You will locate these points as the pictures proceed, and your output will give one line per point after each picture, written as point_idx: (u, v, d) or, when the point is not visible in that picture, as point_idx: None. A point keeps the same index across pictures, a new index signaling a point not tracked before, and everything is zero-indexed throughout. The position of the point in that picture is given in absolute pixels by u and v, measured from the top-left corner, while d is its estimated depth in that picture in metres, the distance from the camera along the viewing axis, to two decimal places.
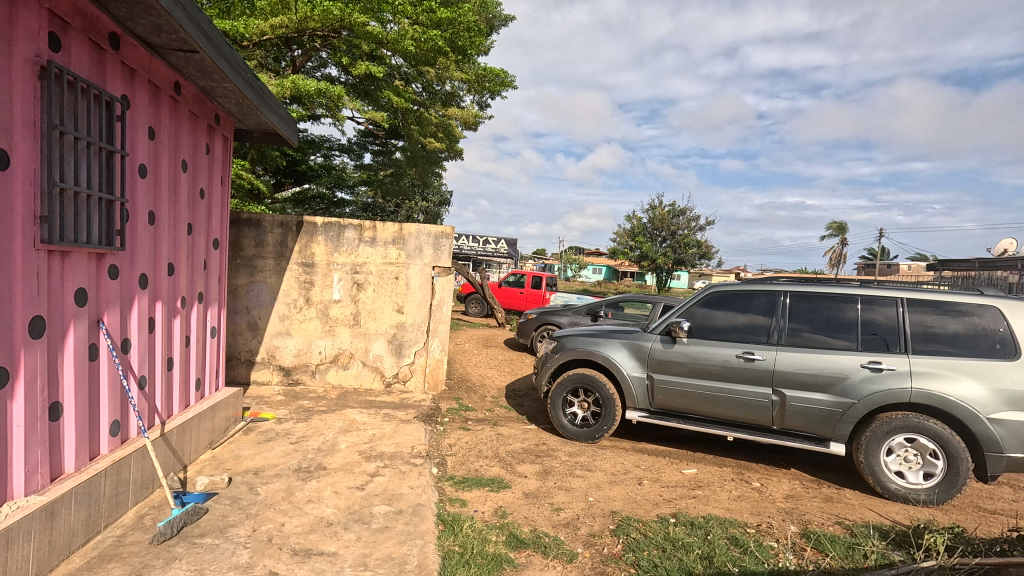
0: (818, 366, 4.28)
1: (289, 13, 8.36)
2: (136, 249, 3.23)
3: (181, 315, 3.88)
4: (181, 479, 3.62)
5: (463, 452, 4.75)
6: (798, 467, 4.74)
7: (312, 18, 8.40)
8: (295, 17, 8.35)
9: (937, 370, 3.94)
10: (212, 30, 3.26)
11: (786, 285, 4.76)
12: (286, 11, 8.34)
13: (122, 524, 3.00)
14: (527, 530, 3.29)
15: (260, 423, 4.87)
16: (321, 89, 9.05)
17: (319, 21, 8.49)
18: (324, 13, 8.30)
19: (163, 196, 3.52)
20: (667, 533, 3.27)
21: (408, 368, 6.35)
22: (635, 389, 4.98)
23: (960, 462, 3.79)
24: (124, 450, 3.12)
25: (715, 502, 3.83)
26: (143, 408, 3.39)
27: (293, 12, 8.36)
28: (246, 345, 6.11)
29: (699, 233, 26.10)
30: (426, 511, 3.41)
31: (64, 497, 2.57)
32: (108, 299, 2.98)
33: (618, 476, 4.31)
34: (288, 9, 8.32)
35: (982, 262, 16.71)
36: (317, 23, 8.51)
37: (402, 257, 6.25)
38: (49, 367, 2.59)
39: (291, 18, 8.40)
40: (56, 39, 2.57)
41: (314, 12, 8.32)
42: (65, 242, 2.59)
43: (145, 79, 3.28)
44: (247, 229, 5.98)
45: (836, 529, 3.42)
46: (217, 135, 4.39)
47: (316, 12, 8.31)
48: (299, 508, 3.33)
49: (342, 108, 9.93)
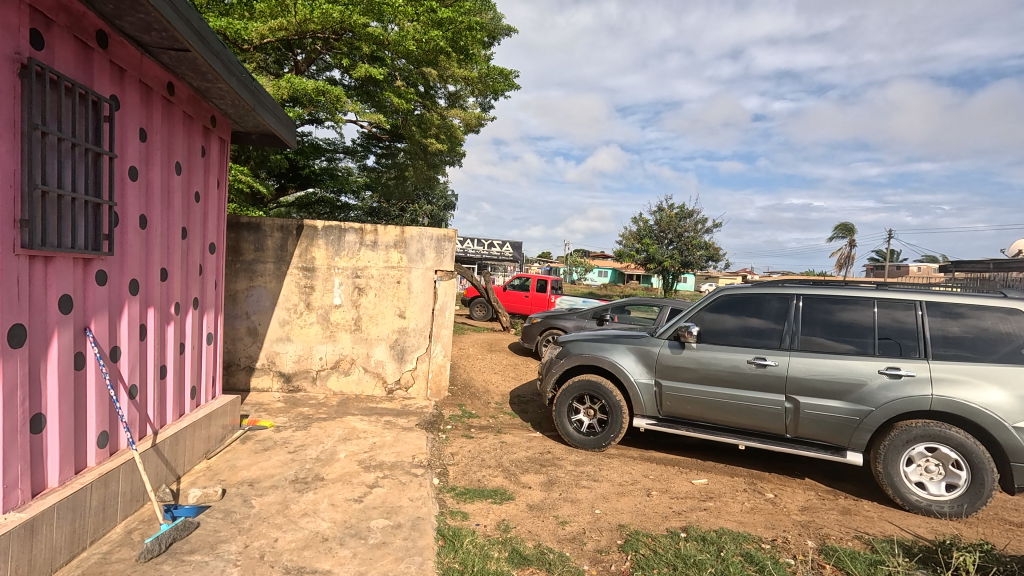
0: (833, 372, 4.11)
1: (289, 16, 8.31)
2: (126, 254, 3.13)
3: (175, 322, 3.78)
4: (173, 491, 3.50)
5: (465, 461, 4.61)
6: (812, 477, 4.57)
7: (311, 20, 8.36)
8: (294, 20, 8.32)
9: (959, 376, 3.75)
10: (205, 28, 3.16)
11: (798, 287, 4.58)
12: (286, 13, 8.30)
13: (110, 540, 2.90)
14: (530, 546, 3.14)
15: (258, 432, 4.75)
16: (320, 90, 8.97)
17: (319, 24, 8.46)
18: (323, 15, 8.28)
19: (155, 200, 3.42)
20: (678, 549, 3.11)
21: (410, 374, 6.23)
22: (642, 395, 4.82)
23: (984, 473, 3.61)
24: (112, 462, 3.01)
25: (728, 515, 3.67)
26: (133, 418, 3.29)
27: (292, 14, 8.31)
28: (245, 351, 6.01)
29: (706, 235, 25.88)
30: (426, 525, 3.27)
31: (45, 513, 2.46)
32: (95, 305, 2.88)
33: (626, 486, 4.16)
34: (287, 11, 8.28)
35: (996, 263, 16.40)
36: (316, 25, 8.48)
37: (404, 261, 6.14)
38: (31, 376, 2.49)
39: (291, 21, 8.36)
40: (39, 36, 2.48)
41: (313, 14, 8.27)
42: (47, 247, 2.49)
43: (135, 79, 3.19)
44: (246, 233, 5.89)
45: (856, 545, 3.25)
46: (213, 137, 4.30)
47: (315, 15, 8.29)
48: (294, 522, 3.21)
49: (343, 111, 9.86)
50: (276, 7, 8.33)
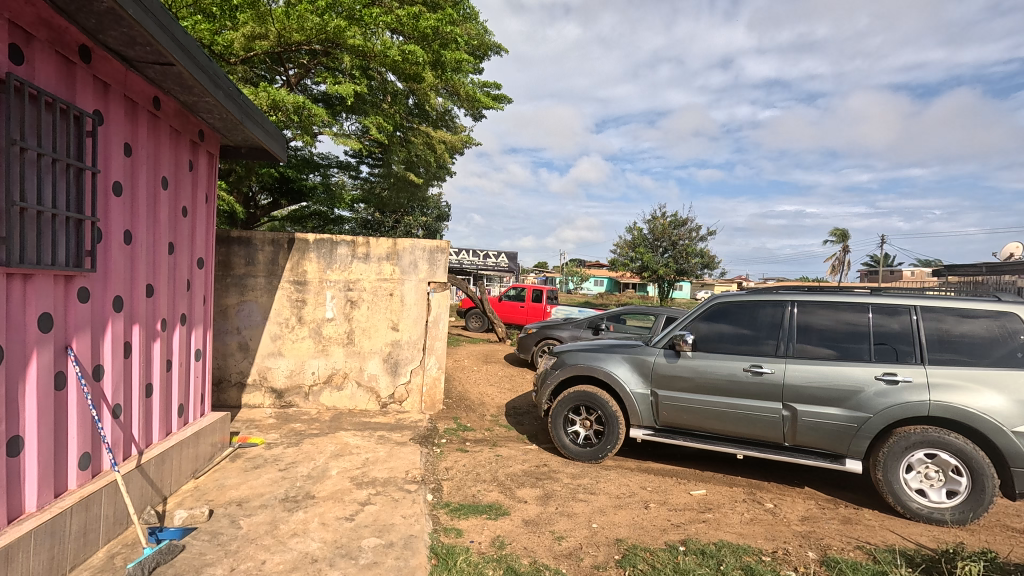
0: (830, 379, 4.06)
1: (268, 25, 8.36)
2: (110, 271, 3.07)
3: (161, 339, 3.71)
4: (158, 513, 3.42)
5: (460, 476, 4.54)
6: (812, 486, 4.51)
7: (290, 29, 8.47)
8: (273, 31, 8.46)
9: (958, 382, 3.72)
10: (189, 41, 3.13)
11: (792, 294, 4.55)
12: (264, 23, 8.38)
13: (91, 566, 2.80)
14: (526, 563, 3.07)
15: (249, 449, 4.67)
16: (299, 107, 9.05)
17: (298, 33, 8.55)
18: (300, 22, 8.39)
19: (140, 215, 3.36)
20: (676, 564, 3.04)
21: (404, 388, 6.16)
22: (640, 406, 4.76)
23: (985, 478, 3.58)
24: (94, 484, 2.93)
25: (727, 527, 3.61)
26: (118, 438, 3.21)
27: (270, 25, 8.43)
28: (236, 367, 5.92)
29: (702, 243, 26.05)
30: (419, 543, 3.20)
31: (21, 540, 2.38)
32: (77, 322, 2.81)
33: (623, 499, 4.09)
34: (265, 20, 8.30)
35: (989, 267, 16.30)
36: (298, 37, 8.63)
37: (397, 273, 6.09)
38: (7, 399, 2.42)
39: (271, 30, 8.50)
40: (18, 51, 2.45)
41: (288, 22, 8.37)
42: (26, 264, 2.43)
43: (120, 93, 3.16)
44: (237, 247, 5.83)
45: (857, 555, 3.20)
46: (201, 151, 4.27)
47: (292, 24, 8.42)
48: (282, 543, 3.13)
49: (318, 127, 9.88)
50: (254, 20, 8.30)
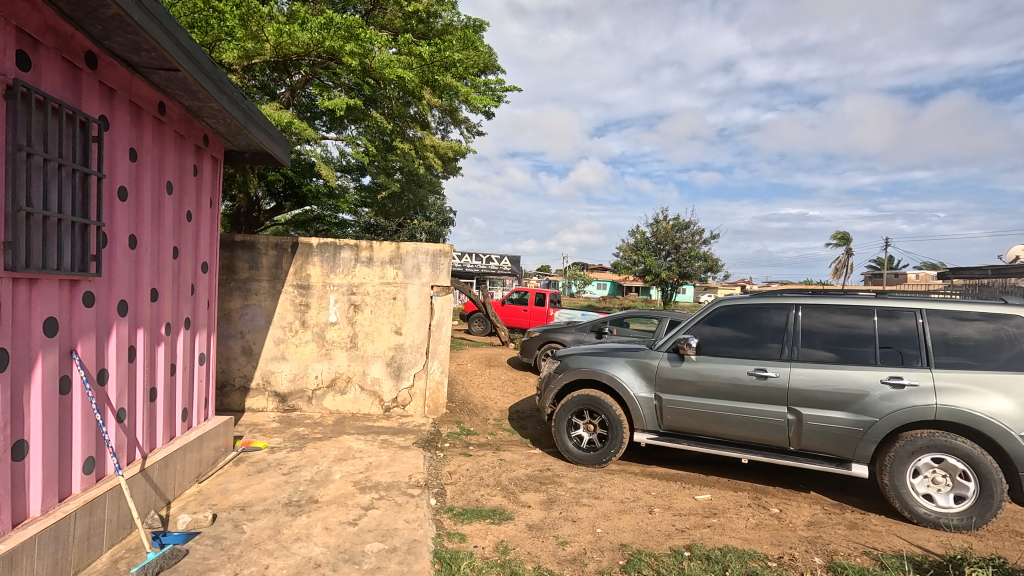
0: (835, 382, 4.04)
1: (263, 41, 8.38)
2: (114, 275, 3.08)
3: (165, 343, 3.71)
4: (162, 517, 3.42)
5: (463, 481, 4.51)
6: (817, 490, 4.48)
7: (285, 44, 8.46)
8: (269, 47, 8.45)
9: (964, 386, 3.69)
10: (193, 46, 3.14)
11: (796, 297, 4.53)
12: (258, 39, 8.34)
13: (95, 569, 2.81)
14: (529, 568, 3.06)
15: (252, 453, 4.67)
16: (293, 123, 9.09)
17: (293, 46, 8.55)
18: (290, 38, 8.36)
19: (145, 219, 3.37)
20: (681, 569, 3.03)
21: (407, 391, 6.15)
22: (643, 410, 4.74)
23: (992, 483, 3.54)
24: (97, 489, 2.93)
25: (732, 532, 3.58)
26: (122, 442, 3.21)
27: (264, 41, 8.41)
28: (240, 371, 5.93)
29: (705, 247, 25.99)
30: (422, 548, 3.18)
31: (25, 544, 2.39)
32: (82, 326, 2.82)
33: (627, 503, 4.07)
34: (258, 38, 8.30)
35: (995, 271, 16.13)
36: (293, 48, 8.61)
37: (400, 277, 6.09)
38: (13, 403, 2.42)
39: (266, 46, 8.48)
40: (25, 57, 2.47)
41: (285, 39, 8.38)
42: (31, 269, 2.44)
43: (125, 99, 3.18)
44: (241, 251, 5.86)
45: (864, 561, 3.17)
46: (205, 156, 4.28)
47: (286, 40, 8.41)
48: (285, 547, 3.12)
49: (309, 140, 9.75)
50: (248, 37, 8.28)
